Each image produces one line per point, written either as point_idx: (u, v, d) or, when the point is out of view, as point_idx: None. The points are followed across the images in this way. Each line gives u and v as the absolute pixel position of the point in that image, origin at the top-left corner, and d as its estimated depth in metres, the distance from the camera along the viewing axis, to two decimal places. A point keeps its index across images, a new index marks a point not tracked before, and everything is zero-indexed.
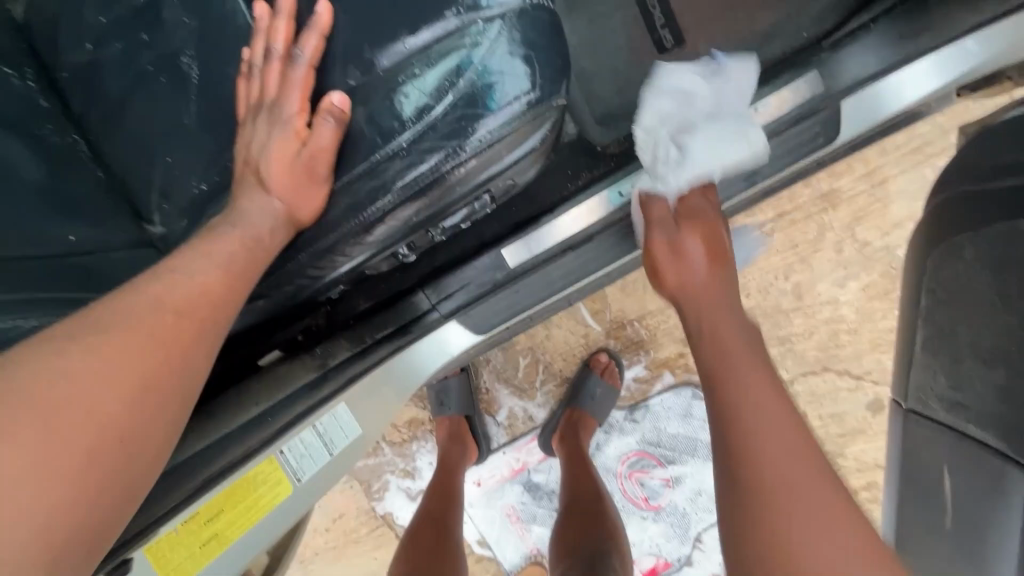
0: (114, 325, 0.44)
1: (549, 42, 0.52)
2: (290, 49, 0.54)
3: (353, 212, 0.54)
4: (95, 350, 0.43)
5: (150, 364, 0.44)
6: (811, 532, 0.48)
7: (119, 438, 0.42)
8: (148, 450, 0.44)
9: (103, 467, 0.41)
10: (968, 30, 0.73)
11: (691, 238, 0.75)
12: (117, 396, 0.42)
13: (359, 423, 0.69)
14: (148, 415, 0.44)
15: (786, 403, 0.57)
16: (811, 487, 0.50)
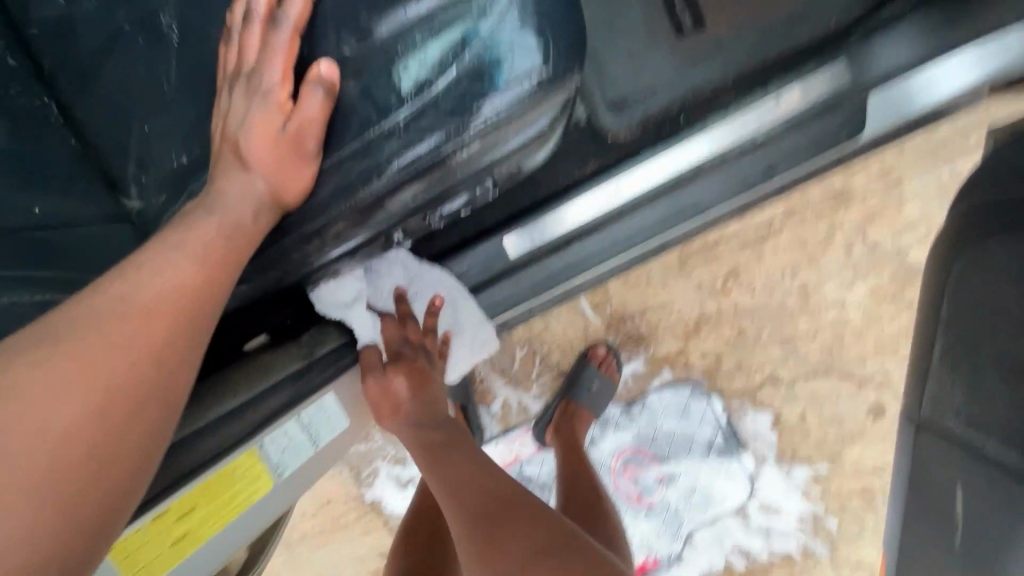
0: (77, 333, 0.41)
1: (564, 15, 0.47)
2: (273, 11, 0.49)
3: (344, 194, 0.49)
4: (68, 354, 0.40)
5: (118, 371, 0.40)
6: None
7: (85, 453, 0.38)
8: (121, 463, 0.39)
9: (74, 473, 0.37)
10: (1011, 24, 0.70)
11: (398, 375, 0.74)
12: (82, 409, 0.39)
13: (344, 415, 0.65)
14: (118, 424, 0.40)
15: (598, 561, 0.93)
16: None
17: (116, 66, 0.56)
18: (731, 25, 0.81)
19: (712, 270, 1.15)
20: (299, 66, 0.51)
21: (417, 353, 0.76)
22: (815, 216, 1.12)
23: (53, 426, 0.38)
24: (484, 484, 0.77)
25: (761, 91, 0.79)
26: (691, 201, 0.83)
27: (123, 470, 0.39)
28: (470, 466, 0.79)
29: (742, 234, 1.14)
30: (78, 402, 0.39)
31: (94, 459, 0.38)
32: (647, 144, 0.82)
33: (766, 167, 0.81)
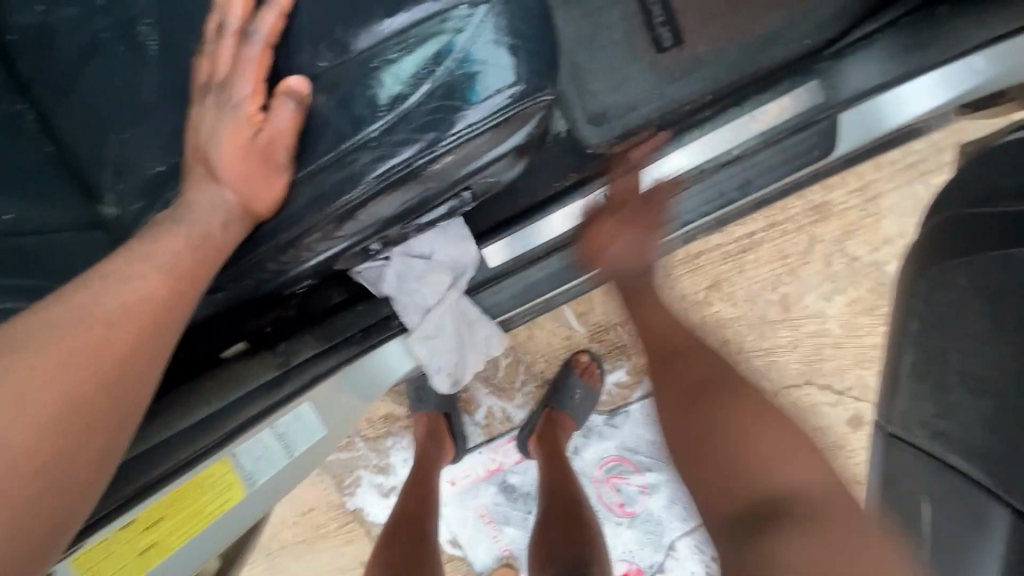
0: (35, 343, 0.41)
1: (537, 33, 0.48)
2: (247, 25, 0.50)
3: (318, 205, 0.50)
4: (25, 362, 0.40)
5: (75, 383, 0.40)
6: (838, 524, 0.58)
7: (37, 466, 0.38)
8: (73, 477, 0.39)
9: (29, 480, 0.38)
10: (975, 47, 0.71)
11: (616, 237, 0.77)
12: (36, 421, 0.39)
13: (321, 423, 0.65)
14: (73, 437, 0.40)
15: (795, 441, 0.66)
16: (778, 425, 0.67)
17: (93, 74, 0.56)
18: (708, 43, 0.82)
19: (694, 281, 1.17)
20: (271, 77, 0.52)
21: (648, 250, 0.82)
22: (795, 230, 1.14)
23: (5, 438, 0.37)
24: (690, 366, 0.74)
25: (736, 107, 0.81)
26: (670, 214, 0.84)
27: (75, 483, 0.40)
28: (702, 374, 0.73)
29: (723, 246, 1.16)
30: (33, 412, 0.39)
31: (45, 473, 0.38)
32: (625, 158, 0.83)
33: (742, 182, 0.84)
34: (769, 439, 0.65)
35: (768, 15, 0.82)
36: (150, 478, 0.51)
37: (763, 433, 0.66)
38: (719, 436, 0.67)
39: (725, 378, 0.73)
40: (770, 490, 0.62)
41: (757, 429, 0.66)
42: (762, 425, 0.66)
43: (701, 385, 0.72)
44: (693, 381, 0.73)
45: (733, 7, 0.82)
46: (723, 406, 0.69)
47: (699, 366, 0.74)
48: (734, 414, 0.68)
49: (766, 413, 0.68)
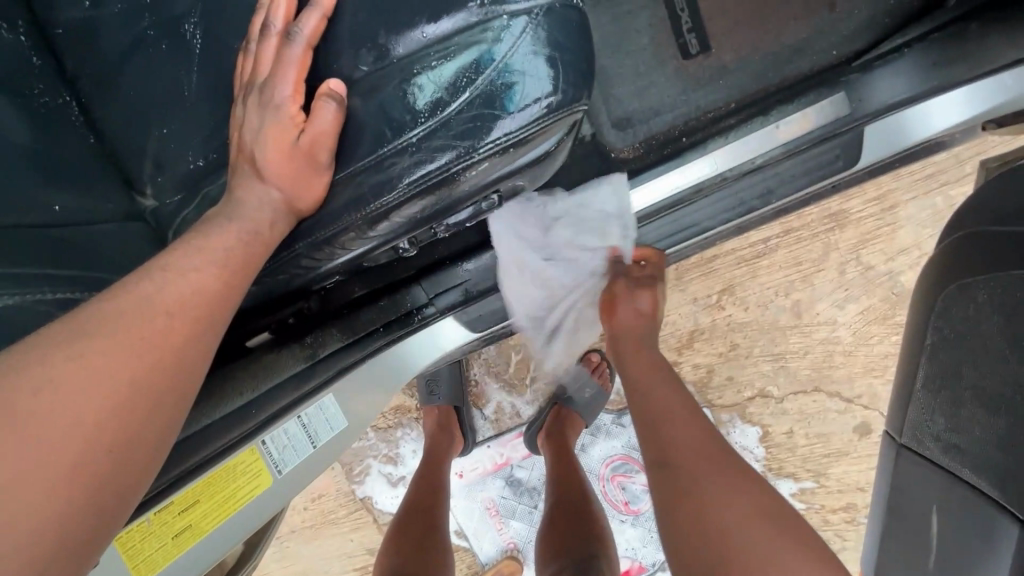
0: (98, 331, 0.42)
1: (575, 44, 0.49)
2: (289, 27, 0.51)
3: (355, 206, 0.51)
4: (89, 349, 0.41)
5: (142, 370, 0.42)
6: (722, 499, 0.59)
7: (106, 448, 0.40)
8: (136, 458, 0.41)
9: (100, 459, 0.39)
10: (1005, 66, 0.70)
11: (643, 295, 0.84)
12: (106, 407, 0.40)
13: (343, 415, 0.67)
14: (136, 422, 0.41)
15: (741, 493, 0.59)
16: (726, 481, 0.61)
17: (138, 69, 0.58)
18: (735, 52, 0.83)
19: (707, 284, 1.18)
20: (310, 79, 0.53)
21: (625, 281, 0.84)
22: (811, 237, 1.14)
23: (76, 421, 0.39)
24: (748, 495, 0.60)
25: (761, 117, 0.81)
26: (688, 220, 0.82)
27: (138, 464, 0.42)
28: (732, 478, 0.61)
29: (738, 251, 1.16)
30: (100, 398, 0.40)
31: (113, 454, 0.40)
32: (647, 163, 0.84)
33: (763, 191, 0.80)
34: (722, 484, 0.60)
35: (794, 27, 0.82)
36: (194, 462, 0.53)
37: (740, 491, 0.60)
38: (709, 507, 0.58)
39: (684, 418, 0.70)
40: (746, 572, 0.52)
41: (706, 473, 0.62)
42: (719, 507, 0.58)
43: (648, 415, 0.72)
44: (658, 456, 0.66)
45: (759, 16, 0.83)
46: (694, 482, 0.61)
47: (651, 395, 0.74)
48: (694, 465, 0.63)
49: (729, 473, 0.62)
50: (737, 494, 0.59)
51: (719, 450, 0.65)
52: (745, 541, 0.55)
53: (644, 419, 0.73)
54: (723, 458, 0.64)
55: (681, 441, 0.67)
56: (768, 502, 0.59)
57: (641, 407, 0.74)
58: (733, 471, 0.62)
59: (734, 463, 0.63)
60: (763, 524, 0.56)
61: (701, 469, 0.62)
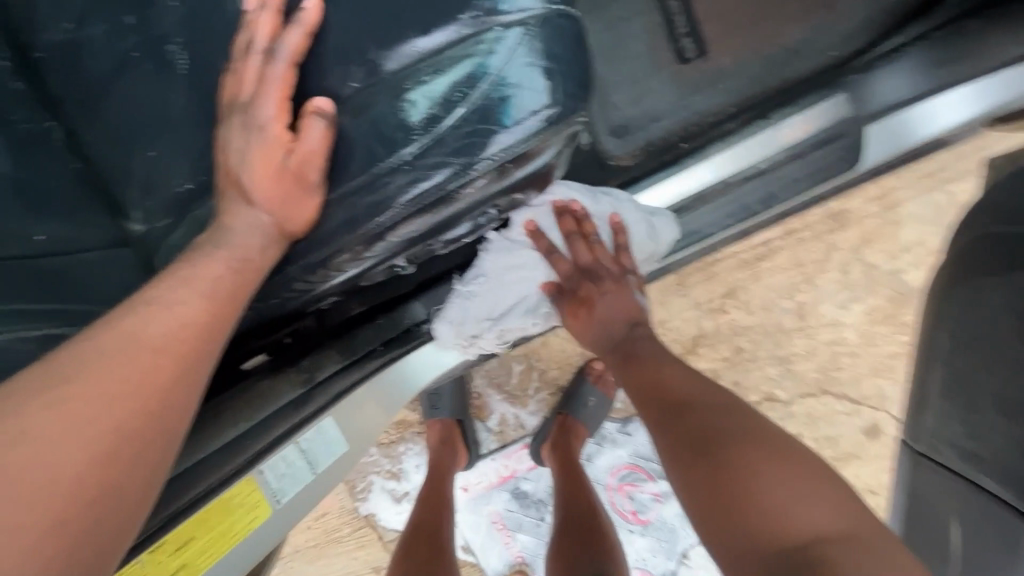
0: (81, 372, 0.41)
1: (572, 55, 0.48)
2: (270, 44, 0.49)
3: (349, 227, 0.49)
4: (74, 393, 0.40)
5: (129, 412, 0.41)
6: (759, 458, 0.62)
7: (93, 497, 0.39)
8: (121, 505, 0.40)
9: (83, 508, 0.38)
10: (1009, 61, 0.69)
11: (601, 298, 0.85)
12: (90, 452, 0.39)
13: (343, 438, 0.65)
14: (122, 470, 0.40)
15: (778, 459, 0.62)
16: (763, 447, 0.64)
17: (120, 91, 0.56)
18: (735, 56, 0.80)
19: (709, 288, 1.16)
20: (296, 96, 0.50)
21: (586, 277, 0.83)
22: (813, 237, 1.13)
23: (56, 471, 0.38)
24: (779, 446, 0.64)
25: (761, 120, 0.79)
26: (691, 227, 0.83)
27: (124, 512, 0.40)
28: (753, 418, 0.68)
29: (740, 254, 1.15)
30: (83, 443, 0.39)
31: (97, 504, 0.39)
32: (646, 170, 0.83)
33: (764, 196, 0.81)
34: (788, 490, 0.59)
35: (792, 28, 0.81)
36: (187, 499, 0.52)
37: (816, 500, 0.58)
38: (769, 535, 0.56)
39: (742, 430, 0.66)
40: (785, 532, 0.55)
41: (747, 454, 0.63)
42: (766, 480, 0.60)
43: (702, 417, 0.69)
44: (696, 444, 0.66)
45: (758, 18, 0.81)
46: (725, 444, 0.65)
47: (660, 377, 0.78)
48: (739, 448, 0.64)
49: (813, 476, 0.61)
50: (819, 519, 0.56)
51: (754, 424, 0.67)
52: (781, 497, 0.58)
53: (664, 404, 0.74)
54: (777, 446, 0.64)
55: (706, 408, 0.70)
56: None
57: (654, 388, 0.77)
58: (801, 476, 0.60)
59: (780, 438, 0.65)
60: (824, 493, 0.59)
61: (705, 407, 0.70)
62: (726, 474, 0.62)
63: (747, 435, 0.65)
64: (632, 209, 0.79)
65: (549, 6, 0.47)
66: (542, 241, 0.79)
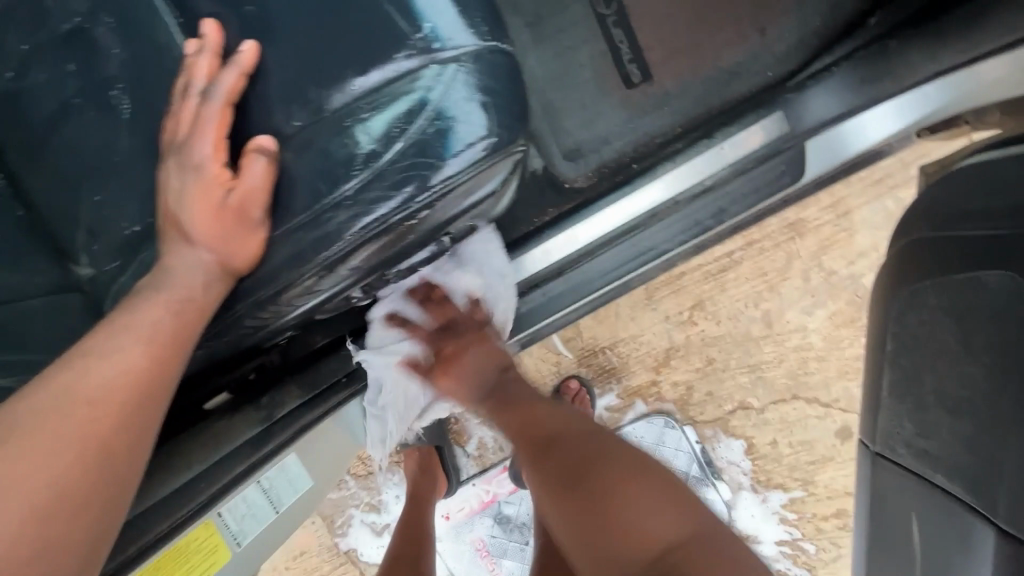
0: (21, 432, 0.42)
1: (508, 88, 0.49)
2: (207, 86, 0.49)
3: (296, 262, 0.50)
4: (14, 452, 0.41)
5: (66, 465, 0.42)
6: (619, 484, 0.67)
7: (30, 557, 0.39)
8: (68, 561, 0.41)
9: (27, 566, 0.39)
10: (928, 77, 0.72)
11: (462, 359, 0.82)
12: (30, 510, 0.40)
13: (308, 475, 0.69)
14: (64, 526, 0.41)
15: (637, 473, 0.69)
16: (627, 465, 0.70)
17: (64, 137, 0.56)
18: (676, 77, 0.83)
19: (677, 301, 1.18)
20: (234, 134, 0.51)
21: (466, 329, 0.82)
22: (773, 247, 1.16)
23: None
24: (626, 453, 0.72)
25: (705, 139, 0.83)
26: (648, 244, 0.84)
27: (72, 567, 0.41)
28: (611, 434, 0.75)
29: (704, 266, 1.17)
30: (23, 502, 0.40)
31: (41, 562, 0.40)
32: (598, 192, 0.85)
33: (716, 211, 0.83)
34: (648, 509, 0.65)
35: (729, 51, 0.83)
36: (141, 544, 0.51)
37: (665, 511, 0.66)
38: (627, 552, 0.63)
39: (611, 453, 0.72)
40: (654, 552, 0.62)
41: (612, 474, 0.68)
42: (637, 505, 0.65)
43: (574, 441, 0.74)
44: (571, 470, 0.70)
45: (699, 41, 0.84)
46: (596, 469, 0.69)
47: (530, 408, 0.81)
48: (607, 473, 0.69)
49: (661, 484, 0.68)
50: (662, 522, 0.64)
51: (613, 441, 0.74)
52: (650, 525, 0.64)
53: (533, 436, 0.77)
54: (642, 466, 0.70)
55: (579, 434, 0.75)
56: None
57: (526, 420, 0.79)
58: (653, 482, 0.68)
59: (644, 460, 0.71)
60: (675, 500, 0.67)
61: (572, 432, 0.75)
62: (596, 502, 0.66)
63: (618, 460, 0.70)
64: (485, 275, 0.79)
65: (482, 43, 0.49)
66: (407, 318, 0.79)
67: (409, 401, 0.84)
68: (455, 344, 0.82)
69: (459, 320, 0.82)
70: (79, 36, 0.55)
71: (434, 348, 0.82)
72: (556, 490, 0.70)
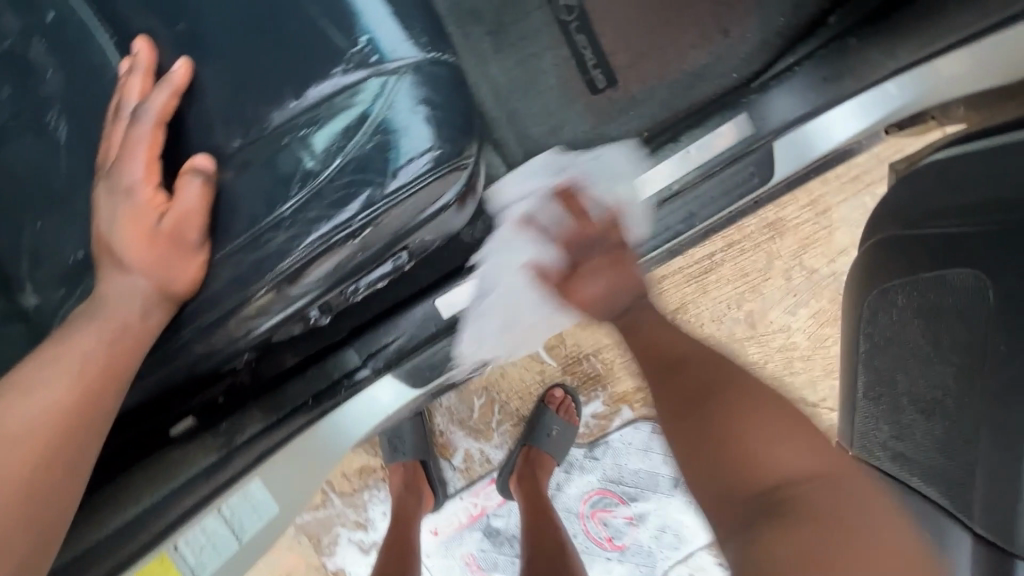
0: None
1: (452, 99, 0.48)
2: (137, 106, 0.48)
3: (236, 286, 0.48)
4: None
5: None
6: (747, 414, 0.63)
7: None
8: None
9: None
10: (889, 74, 0.72)
11: (591, 277, 0.77)
12: None
13: (273, 501, 0.71)
14: None
15: (777, 411, 0.64)
16: (760, 403, 0.65)
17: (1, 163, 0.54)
18: (641, 82, 0.82)
19: (660, 305, 1.17)
20: (168, 155, 0.50)
21: (608, 244, 0.78)
22: (753, 247, 1.15)
23: None
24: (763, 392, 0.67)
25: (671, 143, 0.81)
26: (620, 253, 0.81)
27: None
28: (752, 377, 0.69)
29: (685, 268, 1.16)
30: None
31: None
32: None
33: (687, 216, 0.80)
34: (775, 443, 0.60)
35: (693, 53, 0.81)
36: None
37: (799, 447, 0.60)
38: (746, 480, 0.59)
39: (751, 386, 0.67)
40: (766, 484, 0.58)
41: (747, 408, 0.64)
42: (759, 434, 0.61)
43: (706, 372, 0.70)
44: (695, 395, 0.67)
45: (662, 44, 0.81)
46: (723, 397, 0.66)
47: (656, 335, 0.77)
48: (738, 400, 0.65)
49: (795, 426, 0.63)
50: (799, 459, 0.59)
51: (761, 385, 0.68)
52: (770, 459, 0.59)
53: (659, 360, 0.74)
54: (790, 412, 0.65)
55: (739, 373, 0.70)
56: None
57: (654, 343, 0.76)
58: (802, 432, 0.62)
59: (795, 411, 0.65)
60: (804, 438, 0.62)
61: (699, 361, 0.72)
62: (727, 429, 0.63)
63: (743, 398, 0.65)
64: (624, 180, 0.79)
65: (423, 55, 0.48)
66: (534, 228, 0.78)
67: (511, 314, 0.80)
68: (575, 263, 0.78)
69: (596, 231, 0.78)
70: (13, 60, 0.54)
71: (570, 262, 0.78)
72: (676, 412, 0.68)
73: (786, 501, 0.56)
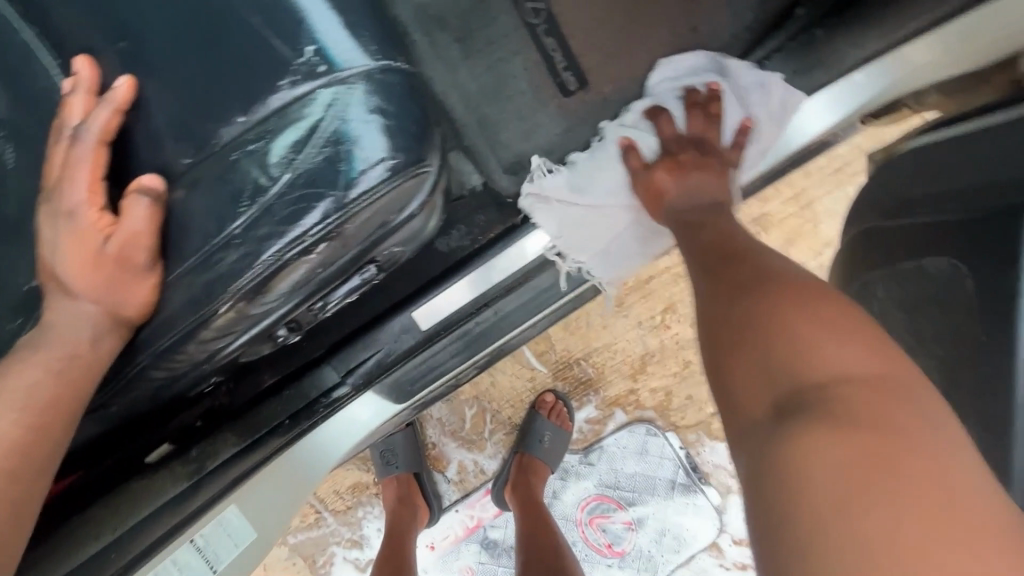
0: None
1: (405, 107, 0.47)
2: (77, 127, 0.47)
3: (191, 308, 0.47)
4: None
5: None
6: (805, 315, 0.44)
7: None
8: None
9: None
10: (857, 64, 0.72)
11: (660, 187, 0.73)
12: None
13: (250, 527, 0.64)
14: None
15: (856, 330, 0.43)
16: (830, 308, 0.45)
17: None
18: (613, 82, 0.78)
19: (649, 305, 1.14)
20: (115, 174, 0.49)
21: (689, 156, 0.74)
22: None
23: None
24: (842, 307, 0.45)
25: None
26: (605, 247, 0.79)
27: None
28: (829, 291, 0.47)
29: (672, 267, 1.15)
30: None
31: None
32: None
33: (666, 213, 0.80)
34: (829, 339, 0.42)
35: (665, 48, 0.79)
36: None
37: (863, 354, 0.41)
38: (775, 374, 0.43)
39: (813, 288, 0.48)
40: (803, 384, 0.41)
41: (802, 303, 0.46)
42: (828, 356, 0.41)
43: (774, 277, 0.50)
44: (741, 286, 0.51)
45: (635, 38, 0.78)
46: (771, 292, 0.48)
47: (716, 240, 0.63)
48: (782, 303, 0.46)
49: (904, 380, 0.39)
50: (857, 361, 0.41)
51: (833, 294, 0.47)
52: (817, 357, 0.42)
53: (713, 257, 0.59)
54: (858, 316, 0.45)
55: (772, 265, 0.54)
56: (952, 506, 0.33)
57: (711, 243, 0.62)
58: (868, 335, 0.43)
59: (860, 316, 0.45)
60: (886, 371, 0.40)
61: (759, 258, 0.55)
62: (766, 326, 0.45)
63: (810, 313, 0.44)
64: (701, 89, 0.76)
65: (373, 62, 0.47)
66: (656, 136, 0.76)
67: (590, 234, 0.79)
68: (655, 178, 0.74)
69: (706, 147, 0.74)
70: None
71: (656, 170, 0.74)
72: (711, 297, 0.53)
73: (825, 405, 0.39)
